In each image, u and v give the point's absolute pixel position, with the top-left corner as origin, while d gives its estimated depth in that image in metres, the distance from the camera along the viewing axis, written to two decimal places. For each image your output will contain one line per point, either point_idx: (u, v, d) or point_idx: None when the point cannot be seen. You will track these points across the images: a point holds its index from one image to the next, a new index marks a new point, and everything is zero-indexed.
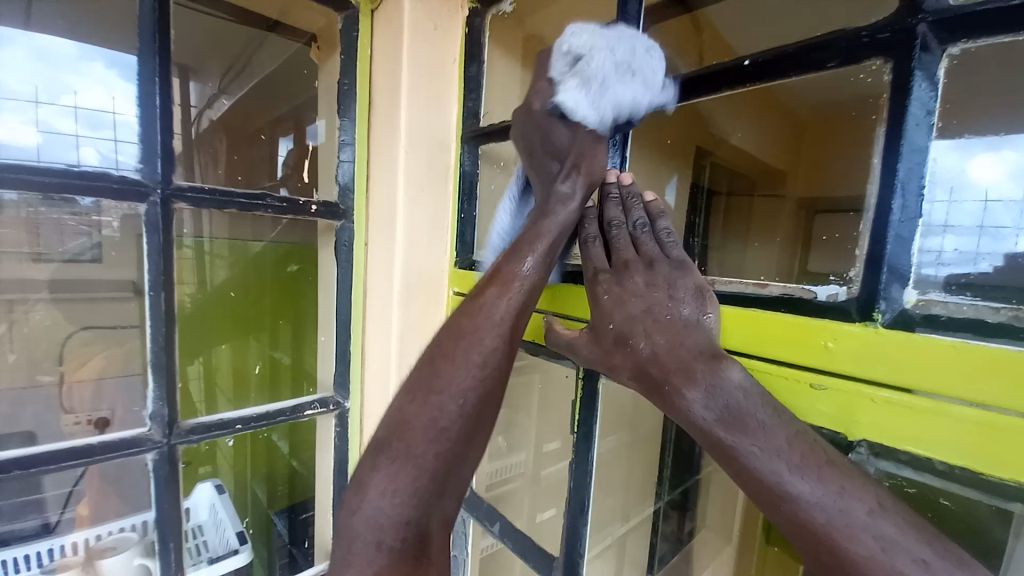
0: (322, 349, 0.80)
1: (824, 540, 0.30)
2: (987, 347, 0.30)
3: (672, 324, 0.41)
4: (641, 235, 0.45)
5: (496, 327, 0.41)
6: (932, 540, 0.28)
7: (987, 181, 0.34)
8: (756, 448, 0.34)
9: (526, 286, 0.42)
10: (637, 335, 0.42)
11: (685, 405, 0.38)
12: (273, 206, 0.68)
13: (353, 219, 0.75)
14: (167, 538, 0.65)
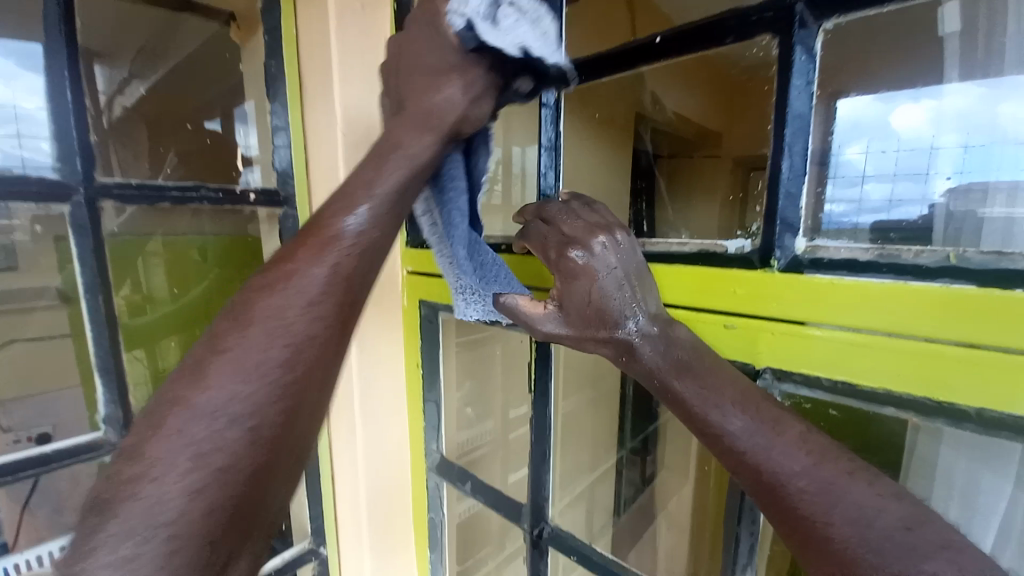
0: None
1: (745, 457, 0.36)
2: (855, 281, 0.35)
3: (637, 290, 0.43)
4: (585, 211, 0.47)
5: (301, 297, 0.39)
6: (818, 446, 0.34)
7: (905, 125, 0.40)
8: (696, 386, 0.39)
9: (350, 242, 0.41)
10: (616, 304, 0.43)
11: (644, 360, 0.42)
12: (207, 198, 0.67)
13: (295, 205, 0.74)
14: None
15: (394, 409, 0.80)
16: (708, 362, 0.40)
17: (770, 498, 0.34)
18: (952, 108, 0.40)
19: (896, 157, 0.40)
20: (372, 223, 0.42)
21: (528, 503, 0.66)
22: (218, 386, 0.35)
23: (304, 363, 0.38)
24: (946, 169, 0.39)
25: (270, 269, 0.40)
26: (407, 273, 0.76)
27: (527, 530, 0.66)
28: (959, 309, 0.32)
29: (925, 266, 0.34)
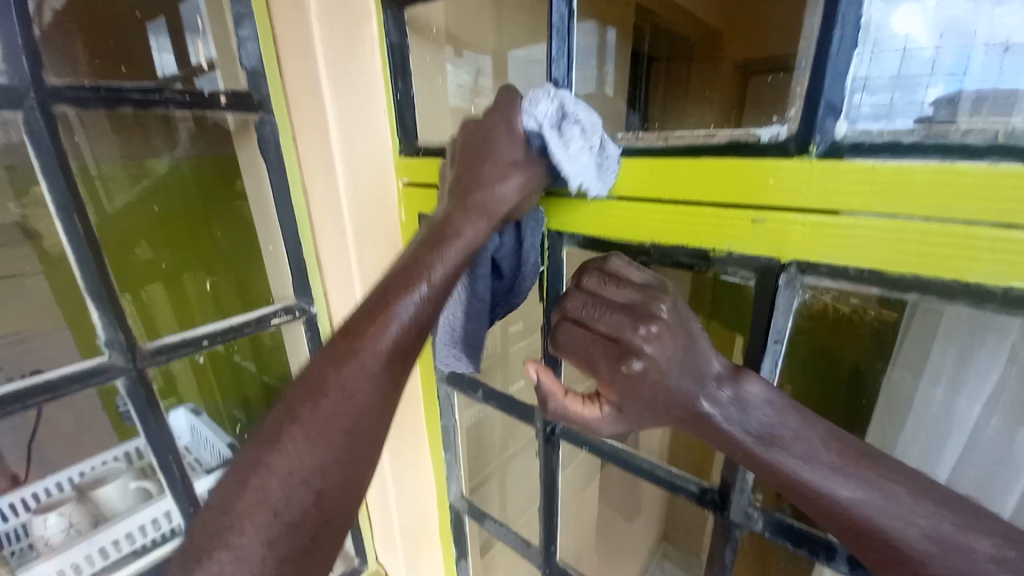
0: (273, 259, 0.79)
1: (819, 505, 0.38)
2: (897, 165, 0.34)
3: (699, 376, 0.42)
4: (626, 290, 0.45)
5: (372, 373, 0.43)
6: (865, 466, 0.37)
7: (907, 30, 0.37)
8: (793, 461, 0.39)
9: (413, 321, 0.45)
10: (696, 395, 0.42)
11: (724, 431, 0.41)
12: (172, 102, 0.59)
13: (272, 109, 0.66)
14: (166, 454, 0.68)
15: None
16: (790, 420, 0.40)
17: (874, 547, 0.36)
18: (951, 11, 0.37)
19: (898, 61, 0.37)
20: (428, 301, 0.45)
21: (540, 403, 0.70)
22: (291, 454, 0.40)
23: (371, 435, 0.43)
24: (941, 78, 0.36)
25: (337, 340, 0.44)
26: (403, 185, 0.72)
27: (540, 427, 0.70)
28: (1010, 187, 0.31)
29: (971, 146, 0.32)
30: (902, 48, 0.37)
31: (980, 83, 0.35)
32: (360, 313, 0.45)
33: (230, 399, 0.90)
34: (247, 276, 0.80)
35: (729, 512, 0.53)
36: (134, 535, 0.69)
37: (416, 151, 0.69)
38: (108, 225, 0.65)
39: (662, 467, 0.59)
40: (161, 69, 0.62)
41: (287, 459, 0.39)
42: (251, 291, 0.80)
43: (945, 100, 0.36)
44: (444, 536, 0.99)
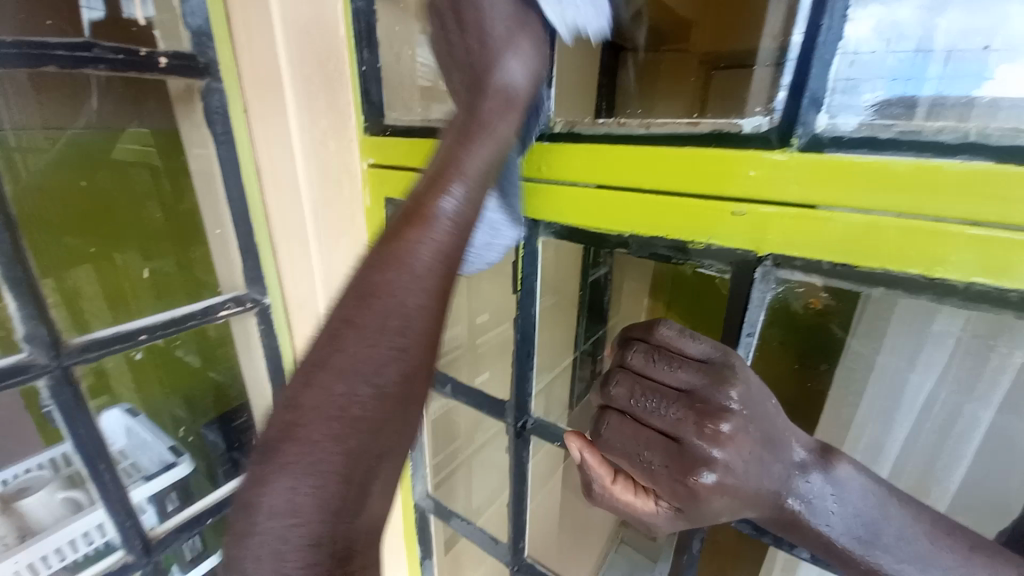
0: (222, 243, 0.73)
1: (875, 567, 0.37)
2: (877, 159, 0.35)
3: (781, 476, 0.38)
4: (686, 369, 0.41)
5: (417, 284, 0.38)
6: (957, 546, 0.36)
7: (861, 37, 0.37)
8: (891, 558, 0.37)
9: (448, 226, 0.40)
10: (783, 496, 0.38)
11: (817, 529, 0.38)
12: (105, 61, 0.53)
13: (220, 75, 0.61)
14: (96, 461, 0.62)
15: None
16: (893, 514, 0.38)
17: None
18: (898, 18, 0.37)
19: (852, 65, 0.37)
20: (468, 206, 0.41)
21: (511, 398, 0.68)
22: (340, 385, 0.35)
23: (418, 368, 0.39)
24: (883, 83, 0.37)
25: (382, 244, 0.39)
26: (368, 165, 0.67)
27: (511, 422, 0.69)
28: (981, 184, 0.32)
29: (947, 144, 0.33)
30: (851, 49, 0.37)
31: (928, 89, 0.36)
32: (400, 219, 0.40)
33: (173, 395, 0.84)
34: (188, 262, 0.73)
35: None
36: (64, 549, 0.64)
37: (383, 130, 0.64)
38: (25, 201, 0.58)
39: None
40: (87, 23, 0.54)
41: (331, 390, 0.35)
42: (195, 279, 0.74)
43: (896, 104, 0.37)
44: (409, 536, 0.96)
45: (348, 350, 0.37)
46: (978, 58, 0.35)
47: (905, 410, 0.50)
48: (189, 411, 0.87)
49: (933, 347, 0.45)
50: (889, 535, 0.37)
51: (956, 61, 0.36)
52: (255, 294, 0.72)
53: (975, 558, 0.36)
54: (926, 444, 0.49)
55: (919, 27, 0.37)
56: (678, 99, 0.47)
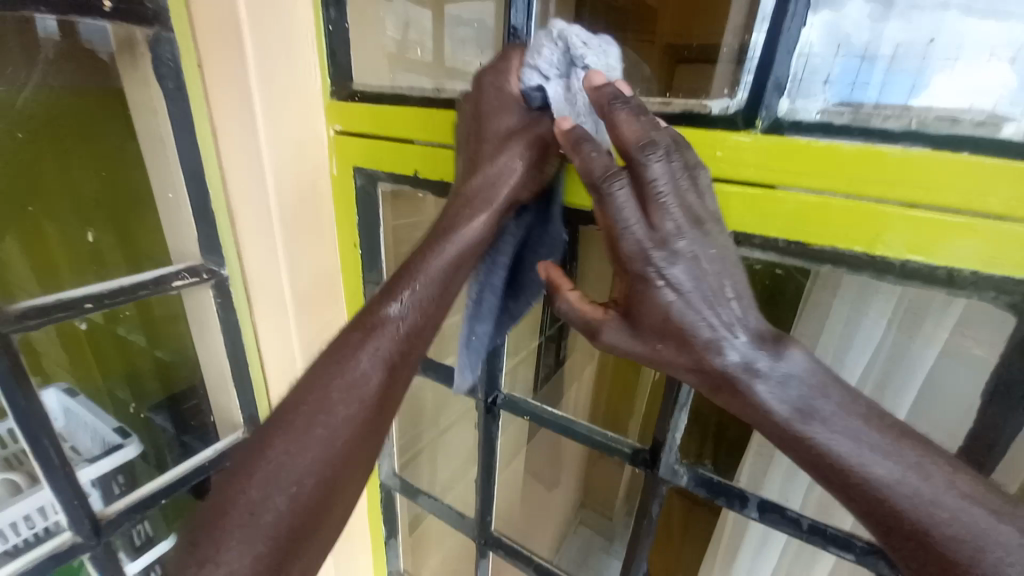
0: (174, 209, 0.69)
1: (807, 445, 0.36)
2: (830, 143, 0.37)
3: (734, 319, 0.38)
4: (686, 184, 0.38)
5: (359, 382, 0.44)
6: (893, 443, 0.35)
7: (811, 40, 0.39)
8: (830, 439, 0.36)
9: (394, 330, 0.45)
10: (728, 340, 0.38)
11: (757, 398, 0.37)
12: (45, 4, 0.48)
13: (171, 25, 0.57)
14: (39, 434, 0.58)
15: (332, 295, 0.74)
16: (830, 395, 0.37)
17: (860, 497, 0.35)
18: (844, 22, 0.39)
19: (803, 63, 0.39)
20: (414, 312, 0.46)
21: (481, 373, 0.68)
22: (282, 468, 0.42)
23: (357, 452, 0.45)
24: (836, 80, 0.39)
25: (336, 344, 0.46)
26: (335, 133, 0.65)
27: (480, 398, 0.70)
28: (920, 167, 0.35)
29: (890, 131, 0.36)
30: (799, 47, 0.38)
31: (872, 91, 0.38)
32: (353, 322, 0.46)
33: (113, 376, 0.86)
34: (124, 227, 0.72)
35: (658, 468, 0.56)
36: (7, 530, 0.66)
37: (351, 96, 0.62)
38: None
39: (599, 432, 0.62)
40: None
41: (275, 474, 0.42)
42: (134, 250, 0.73)
43: (843, 103, 0.39)
44: (373, 514, 0.95)
45: (293, 421, 0.43)
46: (916, 67, 0.38)
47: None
48: (132, 393, 0.88)
49: (873, 321, 0.47)
50: (828, 410, 0.36)
51: (897, 67, 0.38)
52: (211, 265, 0.69)
53: (903, 454, 0.35)
54: None
55: (871, 33, 0.39)
56: (647, 84, 0.48)
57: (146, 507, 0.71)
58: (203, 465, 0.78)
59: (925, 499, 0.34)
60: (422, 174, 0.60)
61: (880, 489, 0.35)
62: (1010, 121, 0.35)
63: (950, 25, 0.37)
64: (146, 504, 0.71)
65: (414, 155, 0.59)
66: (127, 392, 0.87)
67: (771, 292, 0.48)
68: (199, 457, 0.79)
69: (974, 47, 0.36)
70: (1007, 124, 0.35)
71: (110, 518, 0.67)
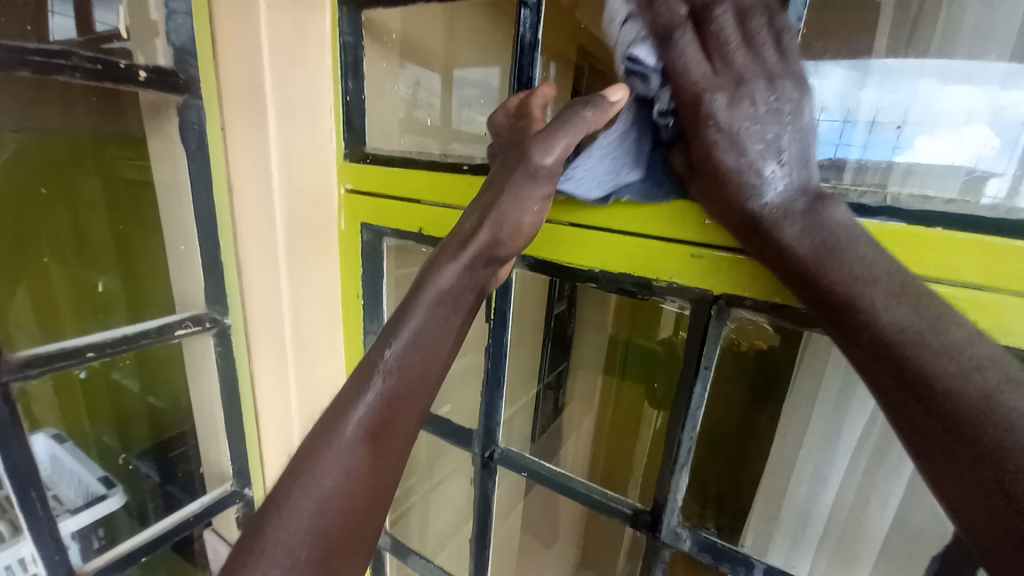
0: (183, 259, 0.71)
1: (812, 271, 0.37)
2: None
3: (775, 158, 0.37)
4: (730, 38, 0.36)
5: (364, 440, 0.40)
6: (912, 296, 0.34)
7: None
8: (880, 305, 0.34)
9: (390, 372, 0.41)
10: (772, 175, 0.37)
11: (782, 239, 0.37)
12: (82, 69, 0.52)
13: (199, 92, 0.62)
14: (26, 487, 0.57)
15: (332, 345, 0.75)
16: (859, 245, 0.36)
17: (856, 338, 0.35)
18: (823, 96, 0.44)
19: None
20: (409, 352, 0.42)
21: (479, 425, 0.68)
22: (299, 553, 0.38)
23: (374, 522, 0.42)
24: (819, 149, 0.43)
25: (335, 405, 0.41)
26: (345, 191, 0.68)
27: (478, 452, 0.69)
28: (903, 239, 0.38)
29: (867, 206, 0.40)
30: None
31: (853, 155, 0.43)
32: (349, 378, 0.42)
33: (101, 423, 0.81)
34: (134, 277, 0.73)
35: (661, 532, 0.55)
36: None
37: (364, 157, 0.66)
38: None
39: (600, 491, 0.60)
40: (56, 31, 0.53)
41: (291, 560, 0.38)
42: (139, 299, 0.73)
43: (829, 168, 0.43)
44: None
45: (312, 476, 0.39)
46: (897, 132, 0.42)
47: (848, 431, 0.53)
48: (120, 438, 0.84)
49: None
50: (857, 255, 0.35)
51: (880, 133, 0.42)
52: (214, 314, 0.69)
53: (913, 305, 0.33)
54: (867, 471, 0.53)
55: (848, 99, 0.43)
56: None
57: (125, 565, 0.68)
58: (187, 521, 0.75)
59: (925, 353, 0.32)
60: (426, 230, 0.62)
61: (884, 332, 0.34)
62: (992, 177, 0.39)
63: (927, 95, 0.41)
64: (126, 561, 0.68)
65: (419, 213, 0.62)
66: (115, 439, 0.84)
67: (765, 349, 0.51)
68: (183, 512, 0.76)
69: (948, 111, 0.41)
70: (990, 182, 0.39)
71: (89, 575, 0.64)
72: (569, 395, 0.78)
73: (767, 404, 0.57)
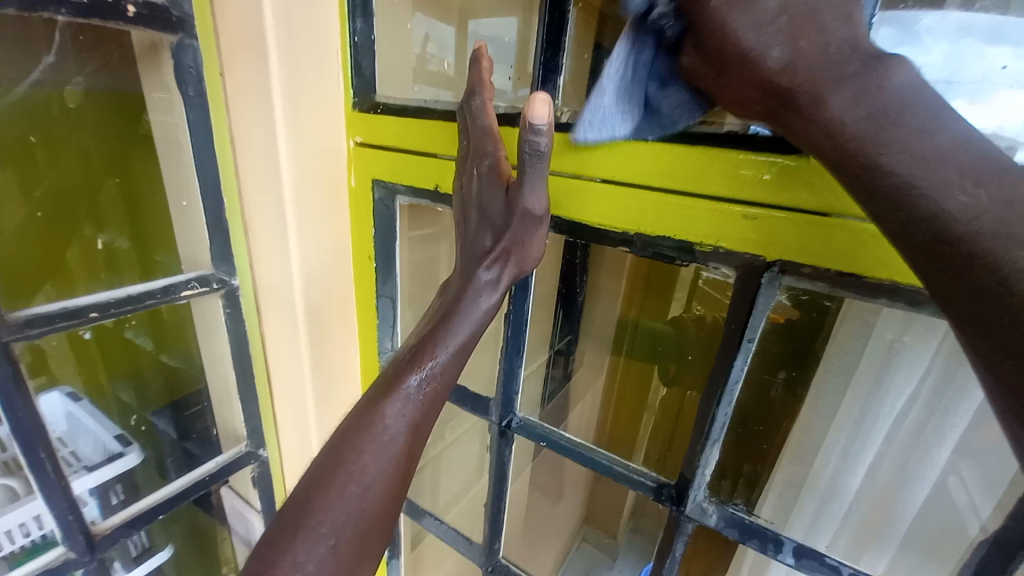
0: (187, 216, 0.68)
1: (858, 150, 0.27)
2: None
3: (798, 8, 0.29)
4: None
5: (388, 444, 0.41)
6: (998, 181, 0.24)
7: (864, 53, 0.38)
8: (954, 194, 0.24)
9: (418, 397, 0.42)
10: (790, 43, 0.29)
11: (823, 106, 0.28)
12: (66, 6, 0.47)
13: (195, 32, 0.56)
14: (36, 448, 0.56)
15: (344, 308, 0.72)
16: (923, 109, 0.26)
17: (905, 229, 0.25)
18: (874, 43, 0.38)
19: None
20: (436, 377, 0.43)
21: (497, 394, 0.66)
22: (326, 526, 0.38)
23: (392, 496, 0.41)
24: None
25: (359, 414, 0.42)
26: (354, 144, 0.63)
27: (495, 420, 0.67)
28: None
29: None
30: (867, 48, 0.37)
31: None
32: (371, 394, 0.43)
33: (118, 378, 0.81)
34: (139, 235, 0.71)
35: (686, 505, 0.53)
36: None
37: (374, 107, 0.60)
38: None
39: (621, 462, 0.59)
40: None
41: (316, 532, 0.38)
42: (146, 260, 0.71)
43: None
44: None
45: (340, 462, 0.40)
46: (941, 90, 0.38)
47: (890, 403, 0.50)
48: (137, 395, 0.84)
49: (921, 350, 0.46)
50: (917, 124, 0.26)
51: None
52: (222, 271, 0.67)
53: (999, 187, 0.23)
54: (903, 447, 0.50)
55: (890, 52, 0.39)
56: None
57: (145, 521, 0.68)
58: (202, 479, 0.75)
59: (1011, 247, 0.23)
60: (443, 188, 0.58)
61: (948, 221, 0.24)
62: None
63: (965, 51, 0.37)
64: (144, 518, 0.68)
65: (436, 169, 0.57)
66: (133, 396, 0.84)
67: (815, 321, 0.47)
68: (199, 470, 0.76)
69: (1009, 74, 0.36)
70: None
71: (106, 533, 0.64)
72: (578, 360, 0.76)
73: (779, 373, 0.51)
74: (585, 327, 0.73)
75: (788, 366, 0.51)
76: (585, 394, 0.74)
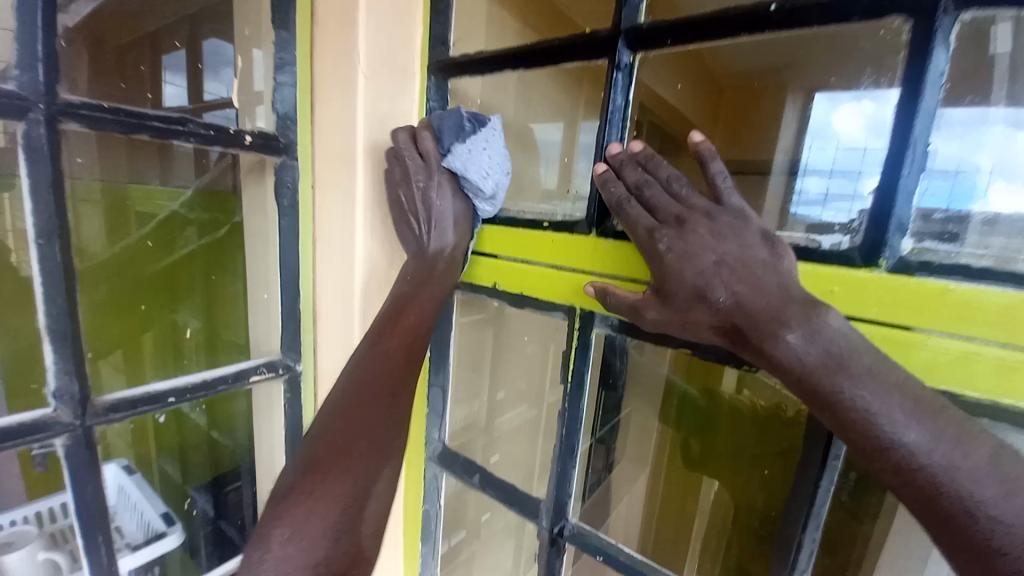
0: (265, 307, 0.74)
1: (824, 385, 0.36)
2: (972, 288, 0.36)
3: (748, 268, 0.40)
4: (679, 190, 0.45)
5: None
6: (935, 415, 0.33)
7: (937, 158, 0.39)
8: (905, 428, 0.33)
9: None
10: (717, 288, 0.41)
11: (781, 350, 0.38)
12: (196, 135, 0.56)
13: (296, 154, 0.66)
14: (93, 533, 0.57)
15: None
16: (863, 354, 0.36)
17: (879, 457, 0.34)
18: (946, 151, 0.39)
19: (920, 188, 0.39)
20: None
21: (547, 500, 0.63)
22: None
23: None
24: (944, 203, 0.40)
25: None
26: None
27: (546, 528, 0.63)
28: None
29: None
30: (924, 167, 0.39)
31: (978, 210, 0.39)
32: None
33: (165, 449, 0.79)
34: (215, 322, 0.76)
35: None
36: None
37: None
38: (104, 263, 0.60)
39: None
40: (171, 99, 0.60)
41: None
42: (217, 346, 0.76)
43: (943, 234, 0.40)
44: None
45: None
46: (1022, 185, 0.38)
47: None
48: (180, 467, 0.83)
49: None
50: (867, 367, 0.35)
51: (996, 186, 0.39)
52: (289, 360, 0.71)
53: (935, 424, 0.33)
54: None
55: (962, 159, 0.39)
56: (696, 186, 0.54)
57: None
58: None
59: (956, 479, 0.31)
60: (502, 285, 0.64)
61: (906, 453, 0.33)
62: None
63: None
64: None
65: (498, 269, 0.64)
66: (174, 469, 0.83)
67: None
68: None
69: None
70: None
71: None
72: (620, 450, 0.65)
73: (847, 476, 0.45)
74: (626, 411, 0.64)
75: (860, 467, 0.44)
76: (628, 493, 0.66)
